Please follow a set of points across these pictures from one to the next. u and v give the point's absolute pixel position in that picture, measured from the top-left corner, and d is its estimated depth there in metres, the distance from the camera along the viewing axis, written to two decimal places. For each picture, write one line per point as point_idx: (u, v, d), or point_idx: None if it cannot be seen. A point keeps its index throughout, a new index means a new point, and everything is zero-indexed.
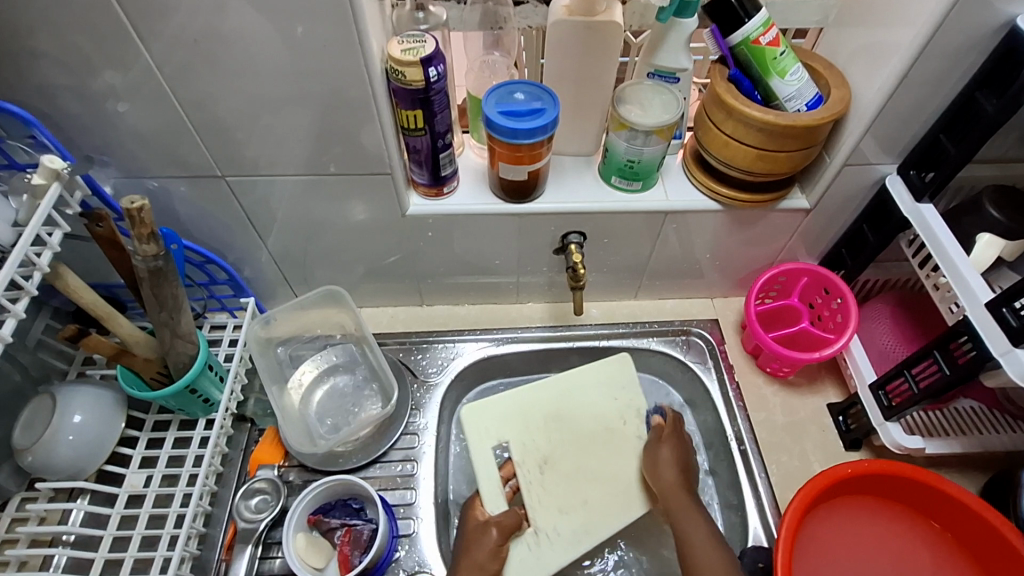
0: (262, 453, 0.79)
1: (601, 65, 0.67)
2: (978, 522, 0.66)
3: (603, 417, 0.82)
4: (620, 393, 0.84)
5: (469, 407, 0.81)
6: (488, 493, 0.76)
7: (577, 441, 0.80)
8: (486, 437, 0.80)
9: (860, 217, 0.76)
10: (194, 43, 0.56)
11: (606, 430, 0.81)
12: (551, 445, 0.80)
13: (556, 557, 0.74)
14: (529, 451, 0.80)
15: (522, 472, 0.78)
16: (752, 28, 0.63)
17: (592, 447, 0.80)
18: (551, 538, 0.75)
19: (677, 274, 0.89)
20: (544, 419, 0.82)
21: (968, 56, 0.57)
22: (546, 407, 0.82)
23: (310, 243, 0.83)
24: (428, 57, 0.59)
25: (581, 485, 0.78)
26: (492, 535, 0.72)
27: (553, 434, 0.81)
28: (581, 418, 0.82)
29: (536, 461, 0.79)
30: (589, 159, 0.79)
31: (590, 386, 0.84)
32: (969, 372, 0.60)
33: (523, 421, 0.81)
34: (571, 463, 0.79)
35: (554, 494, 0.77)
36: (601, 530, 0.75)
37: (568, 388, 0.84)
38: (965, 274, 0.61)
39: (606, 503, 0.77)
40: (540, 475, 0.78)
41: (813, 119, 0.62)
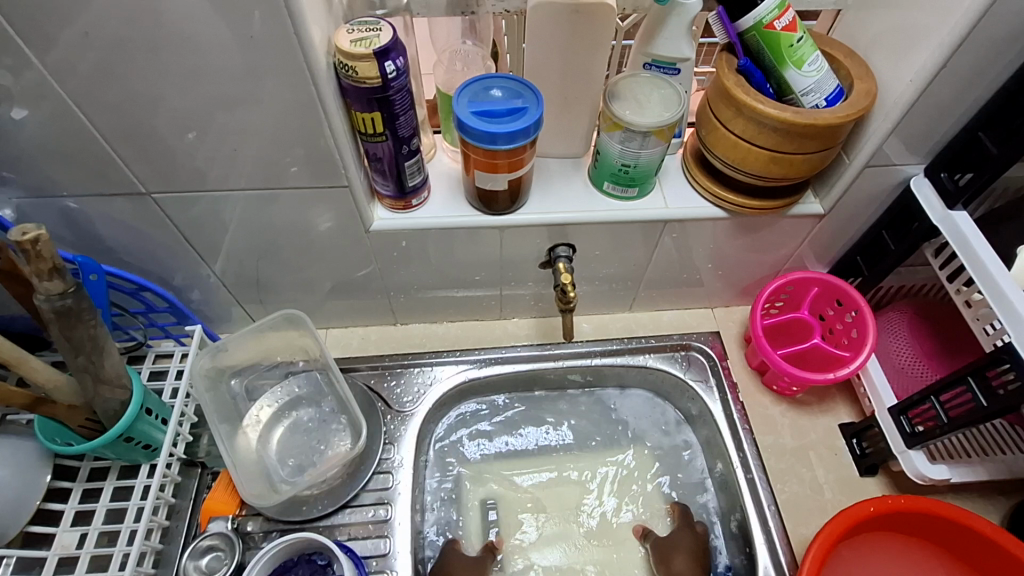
0: (214, 501, 0.69)
1: (591, 56, 0.58)
2: (1011, 561, 0.60)
3: (599, 500, 0.80)
4: (625, 481, 0.81)
5: (467, 465, 0.81)
6: (468, 531, 0.77)
7: (566, 511, 0.79)
8: (478, 488, 0.80)
9: (878, 222, 0.68)
10: (94, 33, 0.45)
11: (600, 513, 0.79)
12: (538, 509, 0.79)
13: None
14: (513, 507, 0.79)
15: (504, 525, 0.78)
16: (766, 11, 0.54)
17: (581, 527, 0.78)
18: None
19: (676, 284, 0.81)
20: (535, 486, 0.81)
21: (1019, 40, 0.49)
22: (540, 486, 0.81)
23: (264, 260, 0.73)
24: (383, 49, 0.49)
25: (558, 557, 0.76)
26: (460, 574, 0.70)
27: (540, 491, 0.80)
28: (575, 494, 0.80)
29: (517, 521, 0.78)
30: (577, 162, 0.70)
31: (593, 469, 0.82)
32: (1010, 405, 0.53)
33: (514, 482, 0.81)
34: (552, 531, 0.78)
35: (532, 554, 0.77)
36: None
37: (570, 461, 0.82)
38: (1007, 293, 0.54)
39: None
40: (527, 541, 0.77)
41: (836, 116, 0.54)
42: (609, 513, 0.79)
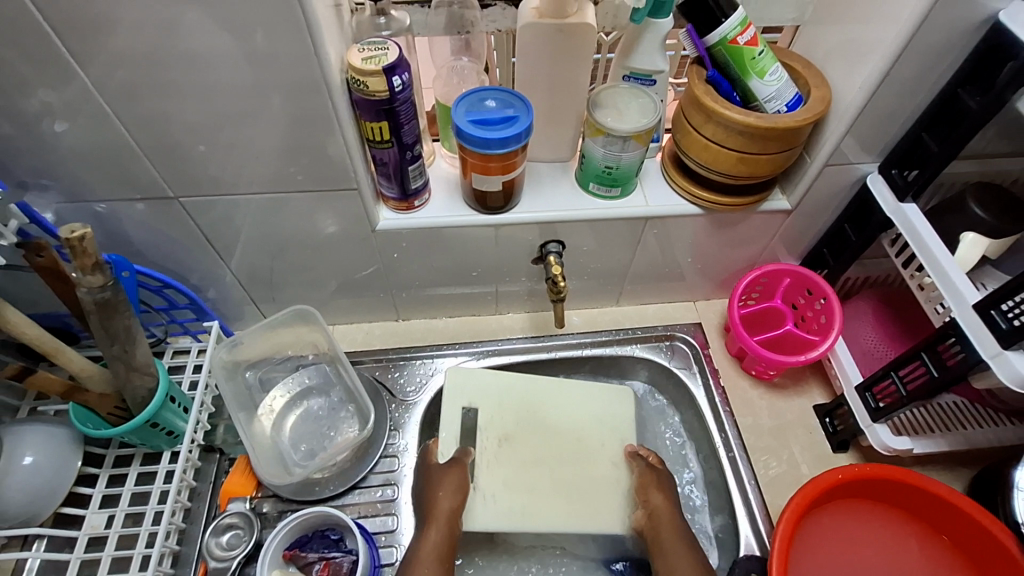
0: (233, 484, 0.75)
1: (574, 68, 0.65)
2: (969, 524, 0.65)
3: (579, 428, 0.76)
4: (607, 415, 0.77)
5: (453, 370, 0.76)
6: (444, 443, 0.72)
7: (546, 434, 0.75)
8: (460, 396, 0.75)
9: (841, 216, 0.75)
10: (136, 56, 0.51)
11: (578, 440, 0.75)
12: (518, 426, 0.75)
13: (490, 522, 0.69)
14: (495, 422, 0.74)
15: (480, 437, 0.73)
16: (730, 28, 0.61)
17: (558, 451, 0.74)
18: (483, 503, 0.70)
19: (659, 279, 0.87)
20: (518, 405, 0.76)
21: (949, 53, 0.55)
22: (522, 402, 0.76)
23: (277, 259, 0.78)
24: (390, 66, 0.55)
25: (528, 475, 0.72)
26: (444, 497, 0.67)
27: (523, 416, 0.75)
28: (552, 426, 0.76)
29: (496, 435, 0.73)
30: (564, 165, 0.77)
31: (575, 398, 0.78)
32: (957, 375, 0.59)
33: (500, 395, 0.76)
34: (529, 451, 0.74)
35: (505, 470, 0.72)
36: (538, 523, 0.69)
37: (558, 387, 0.78)
38: (952, 276, 0.59)
39: (562, 506, 0.71)
40: (504, 466, 0.72)
41: (794, 120, 0.60)
42: (588, 441, 0.75)
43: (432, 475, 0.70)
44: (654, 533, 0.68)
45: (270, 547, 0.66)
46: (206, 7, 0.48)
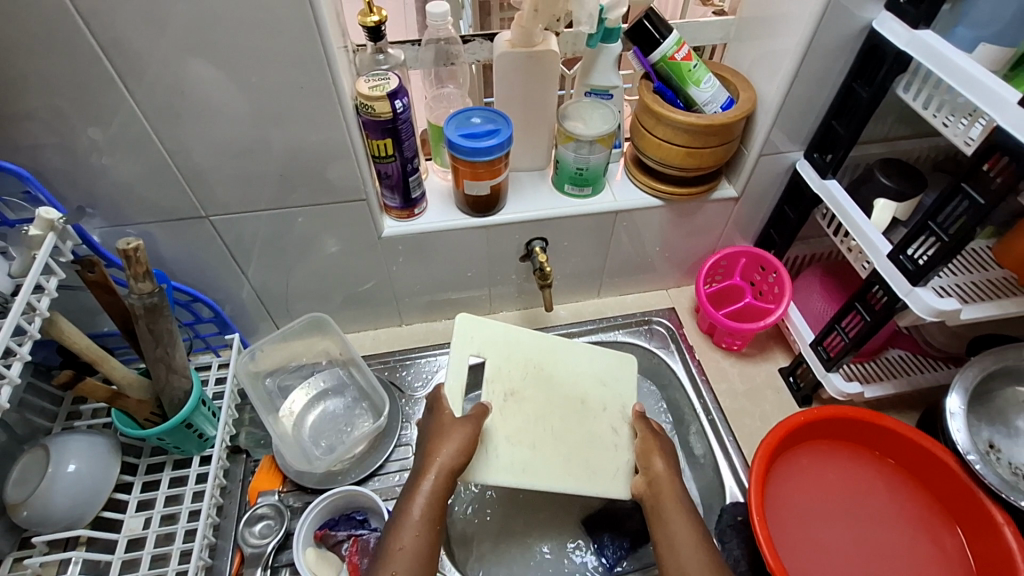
0: (259, 481, 0.81)
1: (544, 88, 0.77)
2: (917, 449, 0.74)
3: (582, 392, 0.80)
4: (616, 380, 0.82)
5: (463, 318, 0.77)
6: (454, 395, 0.70)
7: (548, 392, 0.78)
8: (468, 345, 0.76)
9: (781, 199, 0.87)
10: (177, 93, 0.61)
11: (581, 402, 0.79)
12: (523, 380, 0.78)
13: (497, 476, 0.71)
14: (501, 376, 0.77)
15: (486, 390, 0.75)
16: (668, 47, 0.74)
17: (560, 411, 0.77)
18: (491, 456, 0.72)
19: (634, 270, 0.99)
20: (525, 361, 0.79)
21: (841, 56, 0.69)
22: (529, 358, 0.79)
23: (292, 272, 0.87)
24: (393, 91, 0.66)
25: (530, 432, 0.75)
26: (445, 454, 0.65)
27: (530, 376, 0.78)
28: (555, 387, 0.79)
29: (503, 389, 0.76)
30: (542, 172, 0.88)
31: (580, 363, 0.82)
32: (885, 315, 0.70)
33: (507, 348, 0.79)
34: (534, 407, 0.77)
35: (509, 424, 0.75)
36: (538, 480, 0.72)
37: (564, 351, 0.82)
38: (869, 234, 0.71)
39: (563, 469, 0.74)
40: (513, 423, 0.74)
41: (727, 117, 0.73)
42: (591, 405, 0.79)
43: (438, 427, 0.68)
44: (654, 500, 0.70)
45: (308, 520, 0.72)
46: (208, 57, 0.59)
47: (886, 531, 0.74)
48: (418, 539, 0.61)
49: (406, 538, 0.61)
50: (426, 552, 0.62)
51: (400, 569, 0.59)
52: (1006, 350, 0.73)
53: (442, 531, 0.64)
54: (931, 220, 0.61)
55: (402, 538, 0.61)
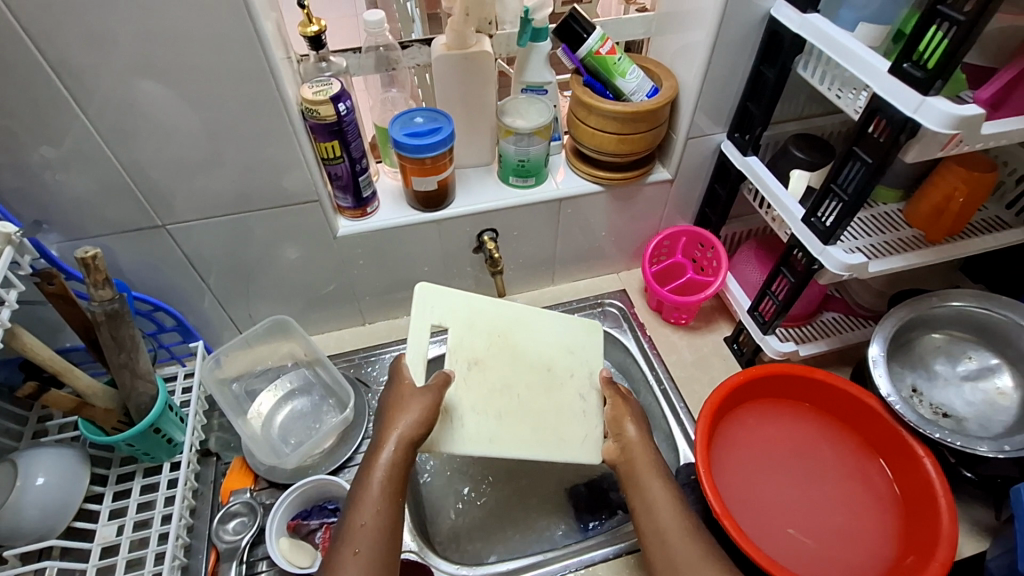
0: (232, 481, 0.83)
1: (481, 87, 0.82)
2: (845, 397, 0.81)
3: (548, 360, 0.82)
4: (581, 348, 0.84)
5: (423, 287, 0.76)
6: (415, 366, 0.72)
7: (514, 361, 0.79)
8: (428, 316, 0.75)
9: (712, 179, 0.94)
10: (127, 107, 0.64)
11: (547, 370, 0.81)
12: (488, 349, 0.79)
13: (466, 445, 0.72)
14: (464, 346, 0.77)
15: (450, 359, 0.76)
16: (593, 42, 0.80)
17: (526, 379, 0.79)
18: (457, 426, 0.73)
19: (584, 255, 1.04)
20: (489, 330, 0.80)
21: (748, 42, 0.75)
22: (494, 328, 0.80)
23: (251, 277, 0.89)
24: (336, 94, 0.70)
25: (496, 401, 0.76)
26: (404, 424, 0.67)
27: (495, 346, 0.79)
28: (520, 355, 0.80)
29: (466, 358, 0.76)
30: (487, 167, 0.93)
31: (546, 332, 0.83)
32: (806, 275, 0.76)
33: (470, 318, 0.79)
34: (499, 376, 0.78)
35: (474, 393, 0.75)
36: (506, 449, 0.74)
37: (529, 320, 0.83)
38: (786, 202, 0.78)
39: (529, 436, 0.76)
40: (479, 392, 0.76)
41: (652, 104, 0.80)
42: (557, 372, 0.81)
43: (398, 397, 0.70)
44: (627, 466, 0.73)
45: (284, 505, 0.75)
46: (152, 73, 0.62)
47: (827, 476, 0.80)
48: (378, 515, 0.63)
49: (367, 515, 0.63)
50: (389, 525, 0.64)
51: (363, 545, 0.61)
52: (923, 300, 0.79)
53: (402, 504, 0.66)
54: (833, 183, 0.67)
55: (362, 515, 0.63)
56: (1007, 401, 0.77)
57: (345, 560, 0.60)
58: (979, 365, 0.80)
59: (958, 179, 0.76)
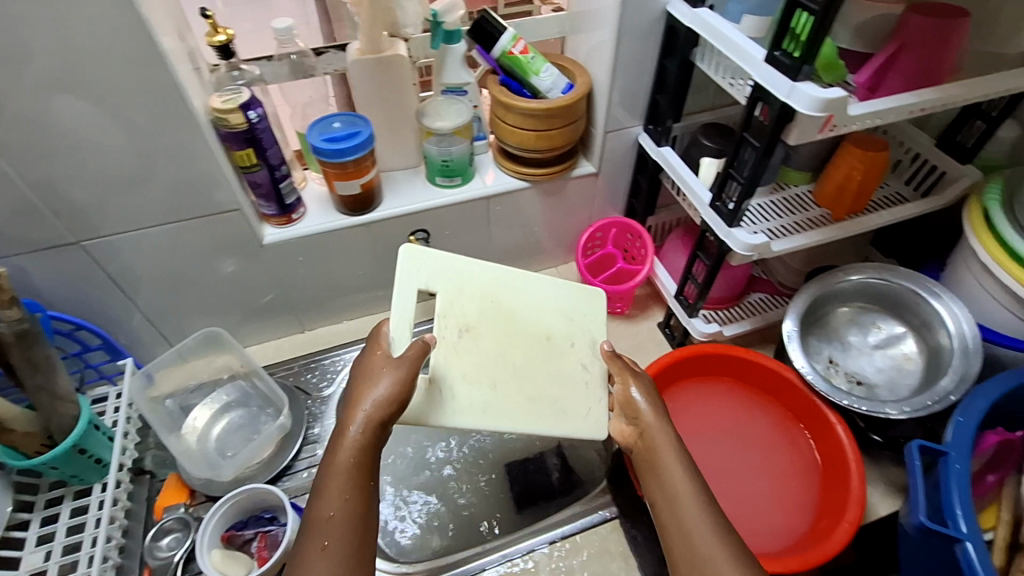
0: (166, 498, 0.82)
1: (400, 88, 0.83)
2: (767, 372, 0.84)
3: (548, 327, 0.74)
4: (582, 315, 0.77)
5: (408, 247, 0.67)
6: (396, 332, 0.63)
7: (510, 329, 0.71)
8: (414, 279, 0.67)
9: (635, 170, 0.98)
10: (27, 123, 0.62)
11: (545, 338, 0.73)
12: (481, 314, 0.70)
13: (457, 418, 0.65)
14: (454, 311, 0.69)
15: (439, 324, 0.68)
16: (505, 42, 0.82)
17: (524, 348, 0.71)
18: (447, 397, 0.65)
19: (520, 251, 1.06)
20: (480, 293, 0.71)
21: (651, 38, 0.79)
22: (487, 292, 0.72)
23: (180, 291, 0.88)
24: (245, 103, 0.70)
25: (490, 370, 0.69)
26: (371, 402, 0.58)
27: (490, 312, 0.71)
28: (515, 323, 0.72)
29: (457, 324, 0.68)
30: (416, 169, 0.94)
31: (544, 297, 0.75)
32: (718, 257, 0.80)
33: (460, 281, 0.70)
34: (494, 345, 0.70)
35: (465, 362, 0.68)
36: (502, 423, 0.67)
37: (525, 284, 0.74)
38: (696, 189, 0.81)
39: (527, 410, 0.69)
40: (473, 362, 0.68)
41: (565, 100, 0.82)
42: (557, 341, 0.74)
43: (367, 366, 0.61)
44: (647, 452, 0.64)
45: (213, 520, 0.74)
46: (50, 86, 0.61)
47: (752, 450, 0.84)
48: (346, 505, 0.55)
49: (334, 504, 0.55)
50: (359, 514, 0.56)
51: (333, 540, 0.54)
52: (829, 275, 0.83)
53: (375, 486, 0.58)
54: (731, 168, 0.71)
55: (330, 505, 0.55)
56: (914, 366, 0.81)
57: (312, 557, 0.53)
58: (888, 333, 0.84)
59: (855, 159, 0.80)
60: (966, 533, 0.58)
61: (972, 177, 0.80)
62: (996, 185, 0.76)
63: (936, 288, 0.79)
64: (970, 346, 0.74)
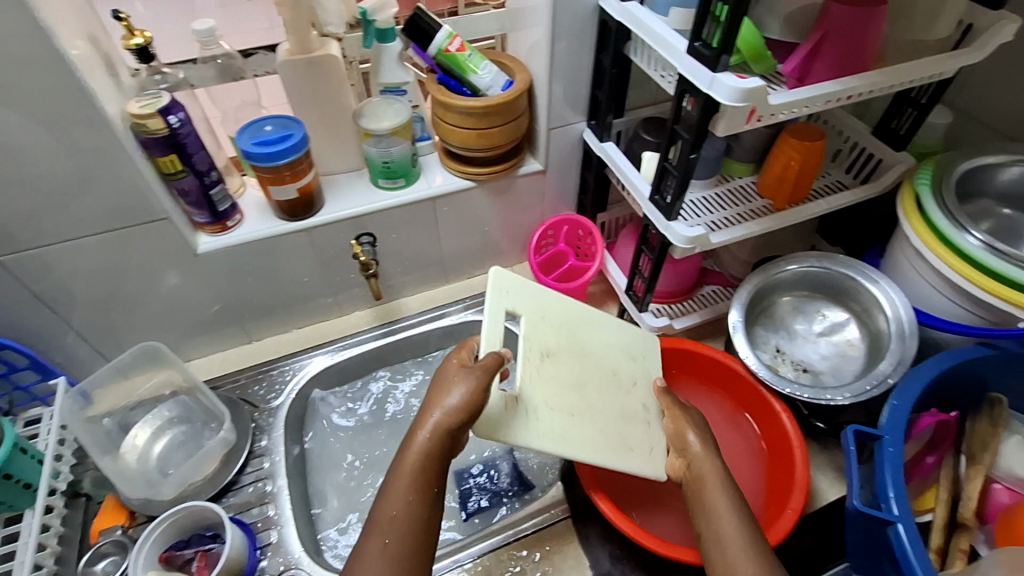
0: (103, 520, 0.78)
1: (335, 89, 0.81)
2: (718, 364, 0.84)
3: (614, 362, 0.75)
4: (641, 355, 0.78)
5: (497, 270, 0.68)
6: (488, 341, 0.63)
7: (584, 360, 0.72)
8: (503, 299, 0.67)
9: (583, 167, 0.97)
10: None
11: (613, 374, 0.74)
12: (558, 341, 0.71)
13: (535, 439, 0.61)
14: (535, 334, 0.69)
15: (525, 345, 0.67)
16: (441, 40, 0.80)
17: (596, 380, 0.71)
18: (529, 416, 0.63)
19: (472, 252, 1.05)
20: (558, 322, 0.72)
21: (585, 33, 0.78)
22: (560, 327, 0.72)
23: (113, 306, 0.85)
24: (164, 107, 0.68)
25: (567, 397, 0.67)
26: (443, 410, 0.59)
27: (563, 339, 0.71)
28: (586, 357, 0.72)
29: (539, 348, 0.68)
30: (359, 172, 0.93)
31: (610, 336, 0.77)
32: (660, 251, 0.80)
33: (541, 307, 0.71)
34: (569, 376, 0.69)
35: (546, 386, 0.67)
36: (578, 451, 0.64)
37: (594, 321, 0.76)
38: (637, 183, 0.81)
39: (599, 444, 0.67)
40: (552, 388, 0.67)
41: (504, 97, 0.81)
42: (622, 378, 0.74)
43: (445, 375, 0.62)
44: (694, 484, 0.66)
45: (145, 546, 0.71)
46: None
47: None
48: (409, 507, 0.58)
49: (397, 505, 0.59)
50: (420, 518, 0.59)
51: (393, 538, 0.58)
52: (771, 266, 0.84)
53: (437, 495, 0.61)
54: (666, 161, 0.71)
55: (394, 505, 0.59)
56: (857, 352, 0.82)
57: (372, 552, 0.57)
58: (833, 321, 0.85)
59: (792, 149, 0.80)
60: (897, 515, 0.59)
61: (906, 164, 0.81)
62: (926, 170, 0.78)
63: (874, 274, 0.80)
64: (906, 330, 0.75)
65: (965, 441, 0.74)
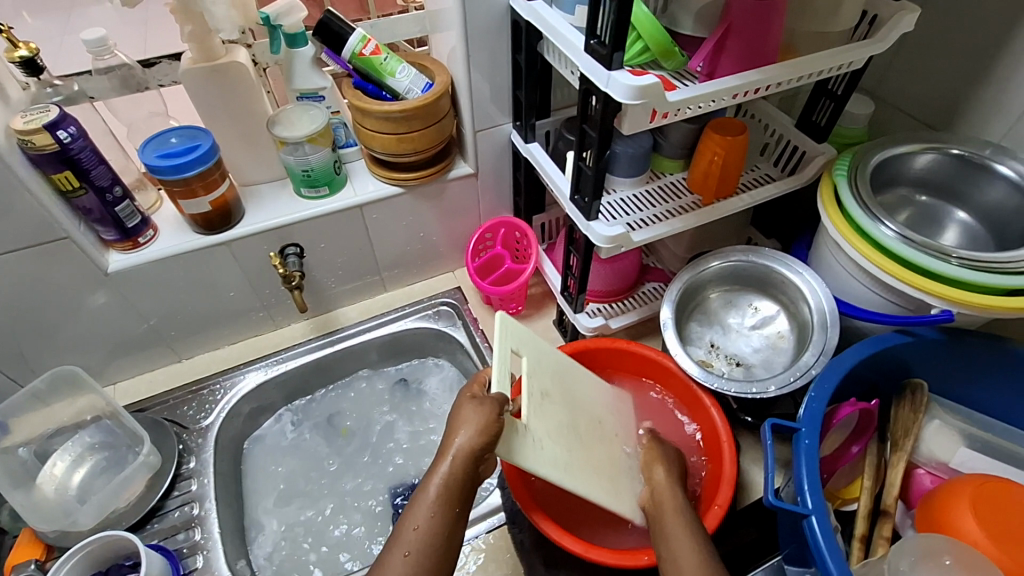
0: (17, 555, 0.75)
1: (247, 98, 0.79)
2: (652, 362, 0.84)
3: (598, 411, 0.74)
4: (614, 404, 0.79)
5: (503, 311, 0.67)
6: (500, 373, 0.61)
7: (574, 404, 0.71)
8: (507, 339, 0.65)
9: (515, 169, 0.96)
10: None
11: (597, 420, 0.73)
12: (553, 382, 0.70)
13: (538, 464, 0.58)
14: (536, 373, 0.67)
15: (528, 381, 0.65)
16: (354, 43, 0.78)
17: (584, 422, 0.70)
18: (534, 444, 0.60)
19: (409, 258, 1.03)
20: (552, 366, 0.72)
21: (500, 33, 0.77)
22: (553, 372, 0.71)
23: (21, 332, 0.81)
24: (51, 122, 0.65)
25: (564, 432, 0.66)
26: (463, 436, 0.57)
27: (555, 380, 0.70)
28: (573, 401, 0.71)
29: (539, 386, 0.66)
30: (283, 181, 0.90)
31: (592, 386, 0.77)
32: (585, 250, 0.80)
33: (538, 352, 0.70)
34: (565, 419, 0.68)
35: (545, 421, 0.65)
36: (575, 482, 0.62)
37: (579, 373, 0.76)
38: (559, 183, 0.80)
39: (591, 478, 0.64)
40: (551, 424, 0.65)
41: (421, 100, 0.79)
42: (605, 425, 0.74)
43: (460, 406, 0.60)
44: (655, 512, 0.65)
45: None
46: None
47: None
48: (433, 520, 0.58)
49: (420, 518, 0.58)
50: (442, 532, 0.58)
51: (414, 548, 0.57)
52: (699, 261, 0.83)
53: (461, 512, 0.60)
54: (580, 159, 0.71)
55: (417, 517, 0.58)
56: (787, 343, 0.83)
57: (395, 562, 0.57)
58: (764, 313, 0.85)
59: (715, 144, 0.80)
60: (811, 508, 0.59)
61: (826, 154, 0.82)
62: (844, 160, 0.78)
63: (796, 265, 0.80)
64: (829, 321, 0.75)
65: (891, 428, 0.75)
